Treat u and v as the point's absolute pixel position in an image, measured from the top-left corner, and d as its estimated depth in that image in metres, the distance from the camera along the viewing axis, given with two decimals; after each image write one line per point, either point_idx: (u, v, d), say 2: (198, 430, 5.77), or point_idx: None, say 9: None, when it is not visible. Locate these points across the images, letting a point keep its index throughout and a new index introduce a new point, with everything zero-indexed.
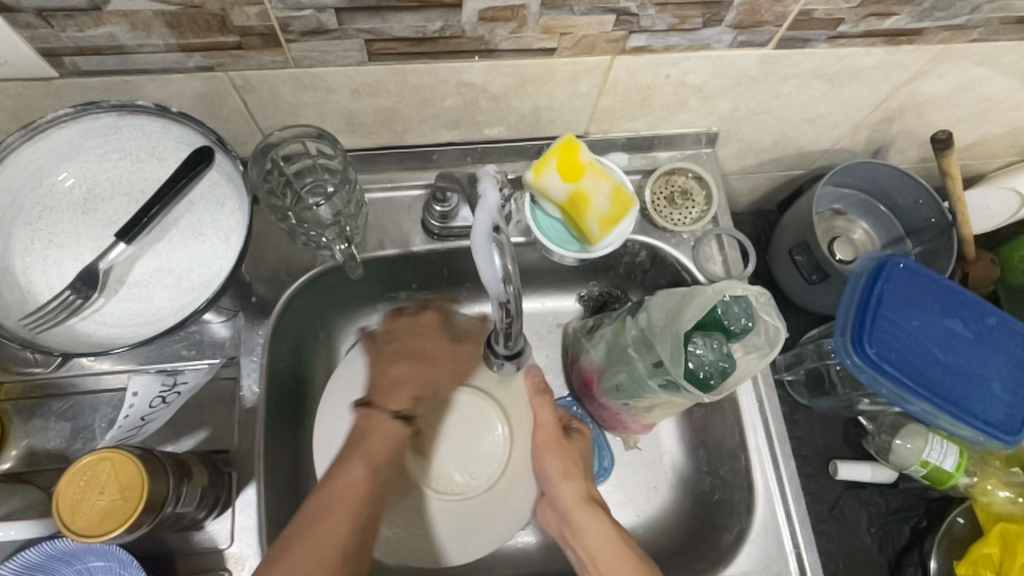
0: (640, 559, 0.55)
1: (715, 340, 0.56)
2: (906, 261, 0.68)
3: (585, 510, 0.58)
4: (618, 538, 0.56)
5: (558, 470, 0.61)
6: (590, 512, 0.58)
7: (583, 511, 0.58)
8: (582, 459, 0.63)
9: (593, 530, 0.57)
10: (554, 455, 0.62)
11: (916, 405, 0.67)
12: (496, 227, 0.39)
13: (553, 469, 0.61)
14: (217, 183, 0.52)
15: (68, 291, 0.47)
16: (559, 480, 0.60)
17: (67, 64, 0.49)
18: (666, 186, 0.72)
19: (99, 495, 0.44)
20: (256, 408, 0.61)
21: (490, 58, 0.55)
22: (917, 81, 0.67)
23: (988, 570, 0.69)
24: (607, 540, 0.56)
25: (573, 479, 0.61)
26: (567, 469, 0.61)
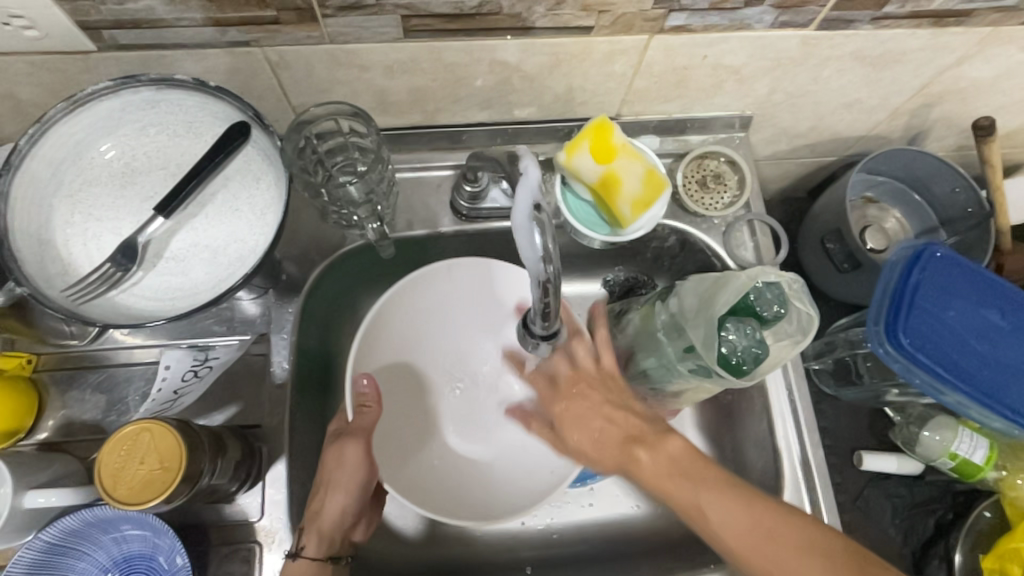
0: (769, 518, 0.49)
1: (747, 326, 0.55)
2: (943, 250, 0.66)
3: (660, 466, 0.54)
4: (720, 492, 0.51)
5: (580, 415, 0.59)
6: (669, 464, 0.54)
7: (653, 471, 0.54)
8: (610, 406, 0.58)
9: (678, 484, 0.53)
10: (568, 405, 0.60)
11: (949, 397, 0.66)
12: (536, 206, 0.39)
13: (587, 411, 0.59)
14: (253, 159, 0.52)
15: (108, 263, 0.47)
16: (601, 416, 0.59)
17: (106, 37, 0.49)
18: (698, 170, 0.71)
19: (139, 464, 0.45)
20: (285, 385, 0.61)
21: (526, 36, 0.54)
22: (961, 65, 0.65)
23: (1015, 566, 0.67)
24: (710, 494, 0.51)
25: (613, 448, 0.57)
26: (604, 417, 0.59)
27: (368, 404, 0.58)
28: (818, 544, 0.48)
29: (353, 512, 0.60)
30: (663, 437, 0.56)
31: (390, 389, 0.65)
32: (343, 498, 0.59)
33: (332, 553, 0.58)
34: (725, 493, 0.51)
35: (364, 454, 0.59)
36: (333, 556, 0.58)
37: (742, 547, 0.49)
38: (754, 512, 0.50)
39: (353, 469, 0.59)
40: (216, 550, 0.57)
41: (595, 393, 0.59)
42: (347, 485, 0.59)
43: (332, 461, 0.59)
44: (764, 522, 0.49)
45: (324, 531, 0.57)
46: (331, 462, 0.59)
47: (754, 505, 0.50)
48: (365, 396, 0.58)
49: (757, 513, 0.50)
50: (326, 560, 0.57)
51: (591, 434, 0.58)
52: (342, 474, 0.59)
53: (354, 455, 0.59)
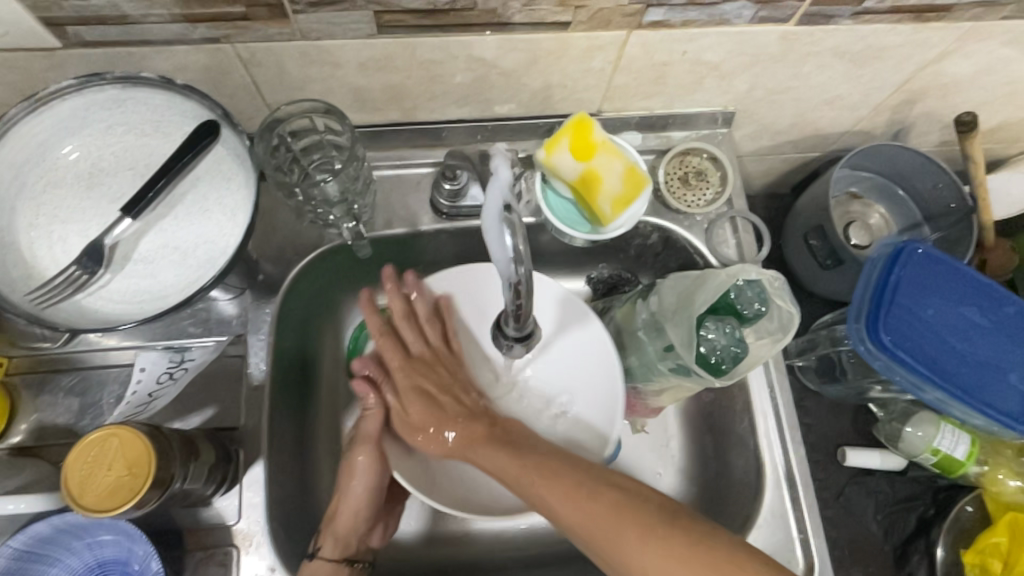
0: (613, 498, 0.50)
1: (728, 325, 0.55)
2: (925, 247, 0.66)
3: (513, 454, 0.55)
4: (569, 484, 0.51)
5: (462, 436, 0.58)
6: (504, 451, 0.55)
7: (490, 451, 0.56)
8: (453, 386, 0.60)
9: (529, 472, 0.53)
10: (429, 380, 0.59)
11: (930, 394, 0.66)
12: (507, 206, 0.39)
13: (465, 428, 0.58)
14: (223, 158, 0.51)
15: (74, 266, 0.46)
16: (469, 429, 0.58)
17: (69, 34, 0.48)
18: (680, 167, 0.70)
19: (106, 471, 0.44)
20: (262, 387, 0.61)
21: (501, 32, 0.53)
22: (943, 60, 0.64)
23: (997, 560, 0.68)
24: (553, 482, 0.52)
25: (472, 431, 0.57)
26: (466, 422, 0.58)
27: (372, 407, 0.60)
28: (655, 522, 0.48)
29: (369, 517, 0.60)
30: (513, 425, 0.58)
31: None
32: (359, 506, 0.59)
33: (348, 556, 0.59)
34: (579, 480, 0.51)
35: (375, 459, 0.59)
36: (349, 559, 0.59)
37: (584, 527, 0.49)
38: (588, 499, 0.50)
39: (365, 477, 0.59)
40: (192, 554, 0.57)
41: (423, 371, 0.59)
42: (364, 493, 0.59)
43: (345, 470, 0.59)
44: (607, 506, 0.49)
45: (340, 534, 0.59)
46: (345, 474, 0.59)
47: (579, 488, 0.51)
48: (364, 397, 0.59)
49: (601, 496, 0.50)
50: (340, 561, 0.58)
51: (432, 409, 0.58)
52: (359, 482, 0.59)
53: (367, 463, 0.59)
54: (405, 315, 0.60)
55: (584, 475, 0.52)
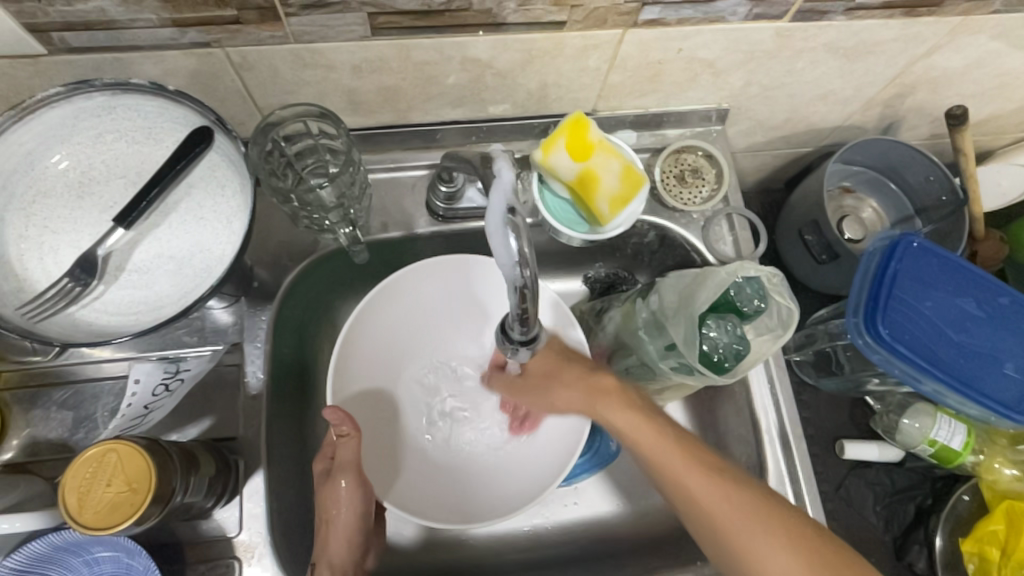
0: (731, 481, 0.50)
1: (729, 322, 0.55)
2: (920, 240, 0.66)
3: (639, 417, 0.55)
4: (698, 461, 0.51)
5: (638, 452, 0.54)
6: (650, 415, 0.55)
7: (627, 416, 0.55)
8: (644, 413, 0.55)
9: (671, 454, 0.52)
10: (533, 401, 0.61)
11: (927, 385, 0.66)
12: (511, 209, 0.38)
13: (644, 436, 0.53)
14: (217, 165, 0.50)
15: (66, 278, 0.45)
16: (642, 441, 0.54)
17: (55, 40, 0.47)
18: (675, 165, 0.70)
19: (106, 487, 0.43)
20: (260, 396, 0.60)
21: (497, 32, 0.53)
22: (934, 55, 0.65)
23: (995, 548, 0.69)
24: (702, 469, 0.51)
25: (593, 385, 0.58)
26: (643, 424, 0.54)
27: (345, 434, 0.56)
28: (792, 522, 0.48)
29: (360, 541, 0.58)
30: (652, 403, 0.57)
31: (369, 413, 0.64)
32: (349, 532, 0.57)
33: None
34: (691, 460, 0.52)
35: (357, 484, 0.57)
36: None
37: (699, 494, 0.50)
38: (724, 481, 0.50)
39: (348, 504, 0.57)
40: (193, 567, 0.56)
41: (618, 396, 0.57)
42: (347, 519, 0.57)
43: (328, 498, 0.56)
44: (723, 482, 0.50)
45: (335, 564, 0.56)
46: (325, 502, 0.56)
47: (717, 473, 0.51)
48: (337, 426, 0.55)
49: (733, 484, 0.50)
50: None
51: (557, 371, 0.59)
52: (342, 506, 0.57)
53: (349, 488, 0.57)
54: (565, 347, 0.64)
55: (666, 423, 0.55)
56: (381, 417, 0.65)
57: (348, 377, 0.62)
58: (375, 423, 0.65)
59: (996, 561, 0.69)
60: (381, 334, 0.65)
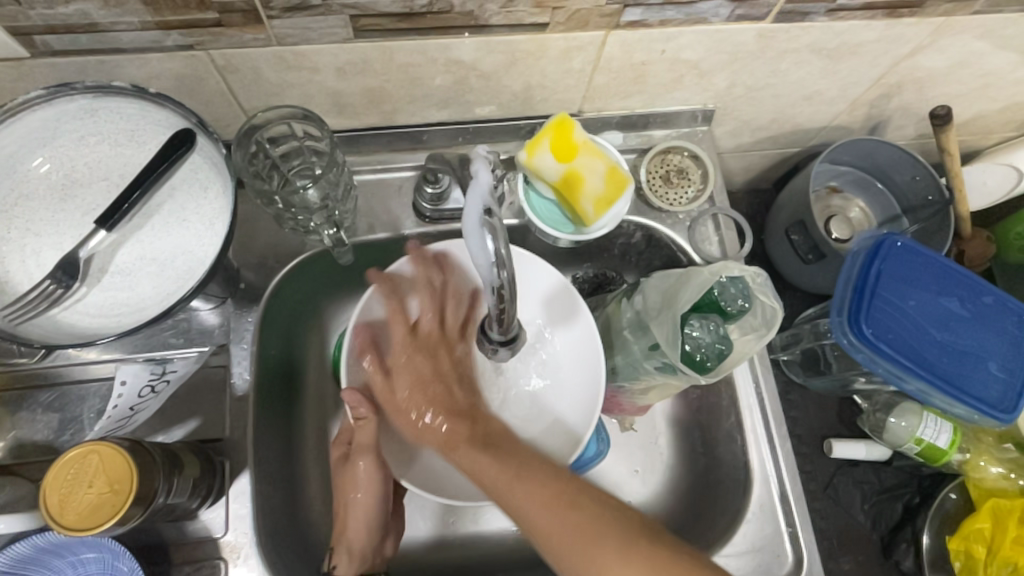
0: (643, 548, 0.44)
1: (711, 322, 0.56)
2: (903, 240, 0.67)
3: (500, 465, 0.50)
4: (564, 506, 0.47)
5: (536, 526, 0.47)
6: (506, 460, 0.51)
7: (489, 462, 0.51)
8: (535, 475, 0.49)
9: (535, 499, 0.48)
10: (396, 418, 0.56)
11: (912, 385, 0.66)
12: (487, 210, 0.39)
13: (533, 503, 0.48)
14: (200, 167, 0.50)
15: (47, 280, 0.46)
16: (538, 514, 0.47)
17: (38, 43, 0.47)
18: (661, 165, 0.71)
19: (87, 488, 0.43)
20: (247, 397, 0.60)
21: (480, 34, 0.53)
22: (917, 55, 0.65)
23: (981, 546, 0.70)
24: (570, 513, 0.47)
25: (451, 419, 0.54)
26: (535, 489, 0.48)
27: (362, 417, 0.59)
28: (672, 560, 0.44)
29: (379, 527, 0.61)
30: (515, 441, 0.53)
31: (388, 396, 0.62)
32: (368, 517, 0.60)
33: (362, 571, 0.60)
34: (581, 522, 0.46)
35: (377, 467, 0.60)
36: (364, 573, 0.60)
37: (558, 538, 0.46)
38: (599, 516, 0.46)
39: (367, 487, 0.60)
40: (179, 568, 0.56)
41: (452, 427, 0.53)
42: (365, 504, 0.60)
43: (348, 481, 0.60)
44: (592, 527, 0.46)
45: (353, 549, 0.59)
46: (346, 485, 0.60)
47: (591, 515, 0.46)
48: (356, 407, 0.58)
49: (610, 520, 0.46)
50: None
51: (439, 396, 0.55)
52: (359, 493, 0.60)
53: (366, 470, 0.60)
54: (390, 296, 0.58)
55: (565, 490, 0.48)
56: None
57: (364, 358, 0.61)
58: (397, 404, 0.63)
59: (982, 558, 0.70)
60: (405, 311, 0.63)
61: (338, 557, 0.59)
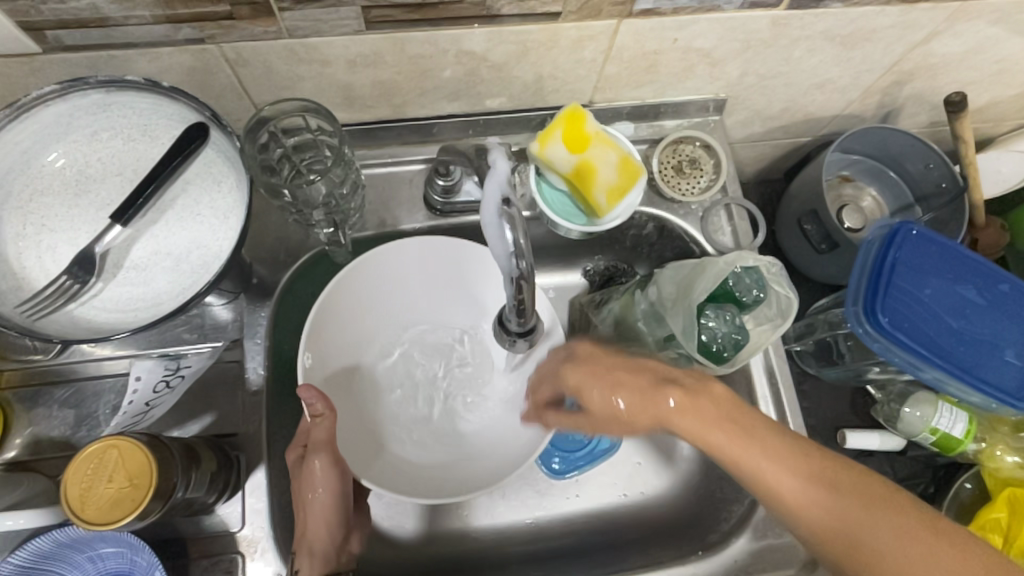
0: (841, 466, 0.50)
1: (727, 312, 0.56)
2: (919, 228, 0.66)
3: (710, 407, 0.52)
4: (776, 447, 0.50)
5: (729, 446, 0.51)
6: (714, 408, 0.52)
7: (697, 427, 0.52)
8: (724, 400, 0.53)
9: (753, 454, 0.50)
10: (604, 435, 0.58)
11: (929, 373, 0.66)
12: (506, 200, 0.38)
13: (721, 439, 0.51)
14: (213, 161, 0.50)
15: (64, 275, 0.46)
16: (708, 440, 0.51)
17: (49, 38, 0.47)
18: (673, 155, 0.70)
19: (107, 483, 0.43)
20: (261, 392, 0.60)
21: (492, 24, 0.53)
22: (932, 41, 0.64)
23: (998, 536, 0.69)
24: (788, 467, 0.50)
25: (705, 431, 0.51)
26: (716, 419, 0.51)
27: (320, 413, 0.55)
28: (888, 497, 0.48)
29: (340, 523, 0.57)
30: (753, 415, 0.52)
31: (349, 390, 0.63)
32: (329, 515, 0.56)
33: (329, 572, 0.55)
34: (762, 441, 0.50)
35: (333, 465, 0.55)
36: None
37: (751, 462, 0.50)
38: (803, 467, 0.50)
39: (326, 483, 0.55)
40: (196, 563, 0.56)
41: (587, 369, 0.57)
42: (326, 499, 0.55)
43: (304, 481, 0.55)
44: (773, 448, 0.50)
45: (315, 549, 0.55)
46: (304, 484, 0.55)
47: (840, 473, 0.49)
48: (313, 402, 0.54)
49: (820, 469, 0.49)
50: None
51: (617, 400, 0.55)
52: (317, 490, 0.55)
53: (324, 469, 0.55)
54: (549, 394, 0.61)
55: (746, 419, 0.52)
56: (364, 393, 0.64)
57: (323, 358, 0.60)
58: (355, 397, 0.63)
59: (999, 548, 0.69)
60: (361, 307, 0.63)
61: (298, 553, 0.54)
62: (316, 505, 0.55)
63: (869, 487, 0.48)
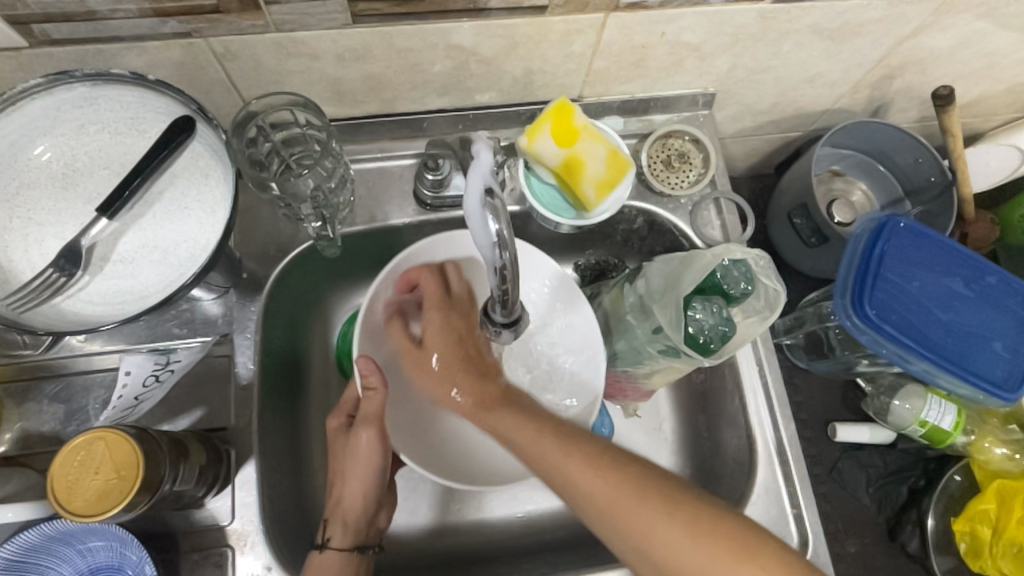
0: (680, 504, 0.45)
1: (714, 304, 0.55)
2: (907, 221, 0.67)
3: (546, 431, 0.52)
4: (606, 471, 0.48)
5: (576, 473, 0.49)
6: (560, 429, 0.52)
7: (547, 450, 0.51)
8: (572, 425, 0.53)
9: (570, 474, 0.49)
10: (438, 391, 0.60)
11: (917, 366, 0.66)
12: (488, 191, 0.38)
13: (569, 462, 0.49)
14: (201, 154, 0.50)
15: (51, 269, 0.46)
16: (563, 470, 0.49)
17: (36, 32, 0.47)
18: (663, 149, 0.70)
19: (94, 475, 0.44)
20: (251, 385, 0.60)
21: (479, 18, 0.53)
22: (919, 34, 0.64)
23: (986, 527, 0.70)
24: (637, 504, 0.46)
25: (524, 429, 0.53)
26: (568, 448, 0.50)
27: (372, 388, 0.58)
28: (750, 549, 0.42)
29: (373, 498, 0.61)
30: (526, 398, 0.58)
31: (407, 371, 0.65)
32: (364, 487, 0.61)
33: (359, 543, 0.60)
34: (605, 469, 0.48)
35: (378, 438, 0.60)
36: (360, 546, 0.59)
37: (602, 497, 0.47)
38: (656, 501, 0.45)
39: (367, 458, 0.60)
40: (187, 556, 0.56)
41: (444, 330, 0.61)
42: (364, 472, 0.60)
43: (348, 452, 0.60)
44: (622, 486, 0.47)
45: (348, 520, 0.59)
46: (346, 455, 0.60)
47: (613, 473, 0.47)
48: (367, 376, 0.58)
49: (678, 504, 0.45)
50: (351, 548, 0.58)
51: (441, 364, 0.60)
52: (354, 463, 0.60)
53: (368, 443, 0.60)
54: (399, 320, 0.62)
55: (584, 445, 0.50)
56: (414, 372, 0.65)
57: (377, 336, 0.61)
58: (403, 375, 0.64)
59: (987, 539, 0.70)
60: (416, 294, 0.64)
61: (333, 524, 0.59)
62: (354, 480, 0.60)
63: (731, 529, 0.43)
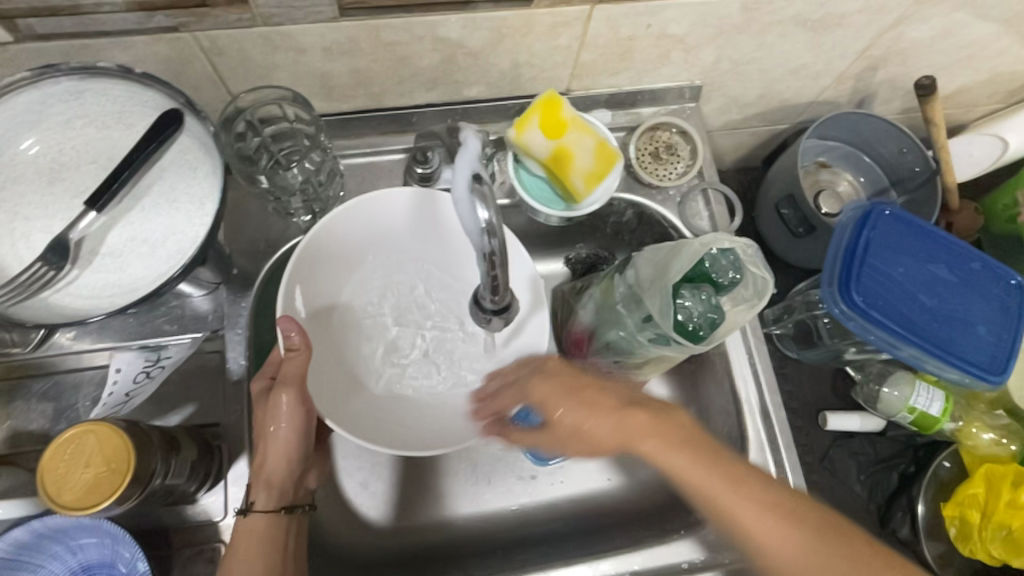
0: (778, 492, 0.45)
1: (703, 292, 0.56)
2: (891, 209, 0.67)
3: (646, 422, 0.48)
4: (697, 459, 0.46)
5: (676, 463, 0.46)
6: (633, 418, 0.49)
7: (657, 448, 0.47)
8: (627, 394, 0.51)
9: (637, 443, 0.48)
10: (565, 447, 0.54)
11: (905, 352, 0.67)
12: (476, 177, 0.39)
13: (667, 455, 0.47)
14: (189, 148, 0.50)
15: (39, 263, 0.45)
16: (665, 454, 0.47)
17: (21, 27, 0.47)
18: (651, 142, 0.71)
19: (84, 467, 0.43)
20: (243, 381, 0.60)
21: (467, 11, 0.53)
22: (901, 25, 0.65)
23: (975, 511, 0.71)
24: (735, 493, 0.45)
25: (632, 423, 0.48)
26: (669, 437, 0.47)
27: (295, 348, 0.54)
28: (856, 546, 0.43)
29: (298, 458, 0.57)
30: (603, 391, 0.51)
31: (332, 328, 0.61)
32: (289, 450, 0.56)
33: (287, 504, 0.56)
34: (696, 453, 0.46)
35: (300, 401, 0.54)
36: (287, 507, 0.56)
37: (701, 489, 0.45)
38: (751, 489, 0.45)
39: (291, 420, 0.55)
40: (180, 552, 0.56)
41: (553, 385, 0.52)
42: (288, 436, 0.55)
43: (267, 413, 0.54)
44: (726, 479, 0.45)
45: (274, 483, 0.55)
46: (265, 417, 0.54)
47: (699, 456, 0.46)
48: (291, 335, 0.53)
49: (779, 497, 0.45)
50: (278, 510, 0.55)
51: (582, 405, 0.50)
52: (279, 427, 0.55)
53: (290, 405, 0.54)
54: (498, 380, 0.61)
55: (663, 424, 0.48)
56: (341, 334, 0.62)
57: (311, 292, 0.59)
58: (332, 338, 0.61)
59: (976, 522, 0.70)
60: (347, 251, 0.61)
61: (257, 488, 0.55)
62: (279, 444, 0.55)
63: (810, 517, 0.44)
